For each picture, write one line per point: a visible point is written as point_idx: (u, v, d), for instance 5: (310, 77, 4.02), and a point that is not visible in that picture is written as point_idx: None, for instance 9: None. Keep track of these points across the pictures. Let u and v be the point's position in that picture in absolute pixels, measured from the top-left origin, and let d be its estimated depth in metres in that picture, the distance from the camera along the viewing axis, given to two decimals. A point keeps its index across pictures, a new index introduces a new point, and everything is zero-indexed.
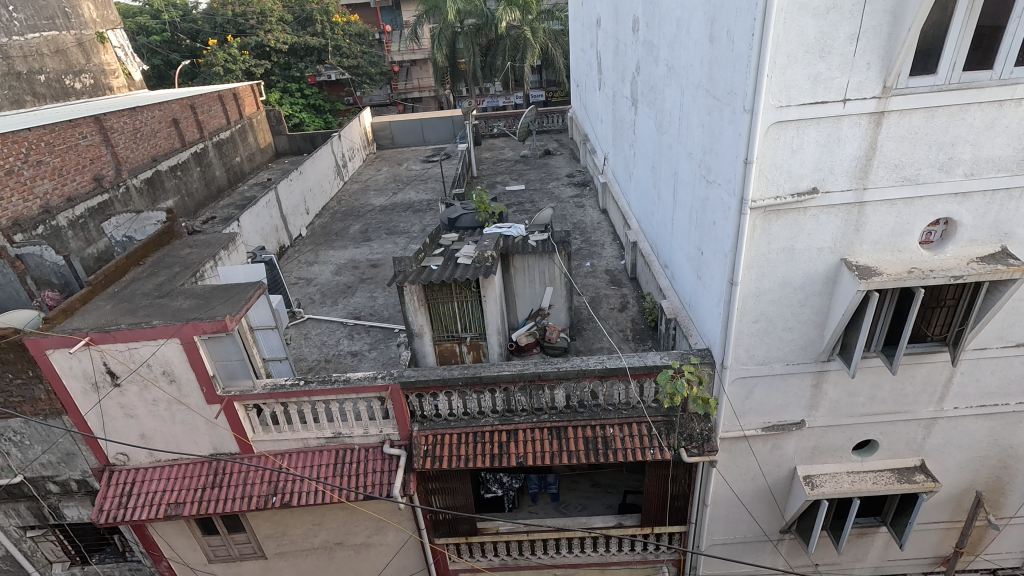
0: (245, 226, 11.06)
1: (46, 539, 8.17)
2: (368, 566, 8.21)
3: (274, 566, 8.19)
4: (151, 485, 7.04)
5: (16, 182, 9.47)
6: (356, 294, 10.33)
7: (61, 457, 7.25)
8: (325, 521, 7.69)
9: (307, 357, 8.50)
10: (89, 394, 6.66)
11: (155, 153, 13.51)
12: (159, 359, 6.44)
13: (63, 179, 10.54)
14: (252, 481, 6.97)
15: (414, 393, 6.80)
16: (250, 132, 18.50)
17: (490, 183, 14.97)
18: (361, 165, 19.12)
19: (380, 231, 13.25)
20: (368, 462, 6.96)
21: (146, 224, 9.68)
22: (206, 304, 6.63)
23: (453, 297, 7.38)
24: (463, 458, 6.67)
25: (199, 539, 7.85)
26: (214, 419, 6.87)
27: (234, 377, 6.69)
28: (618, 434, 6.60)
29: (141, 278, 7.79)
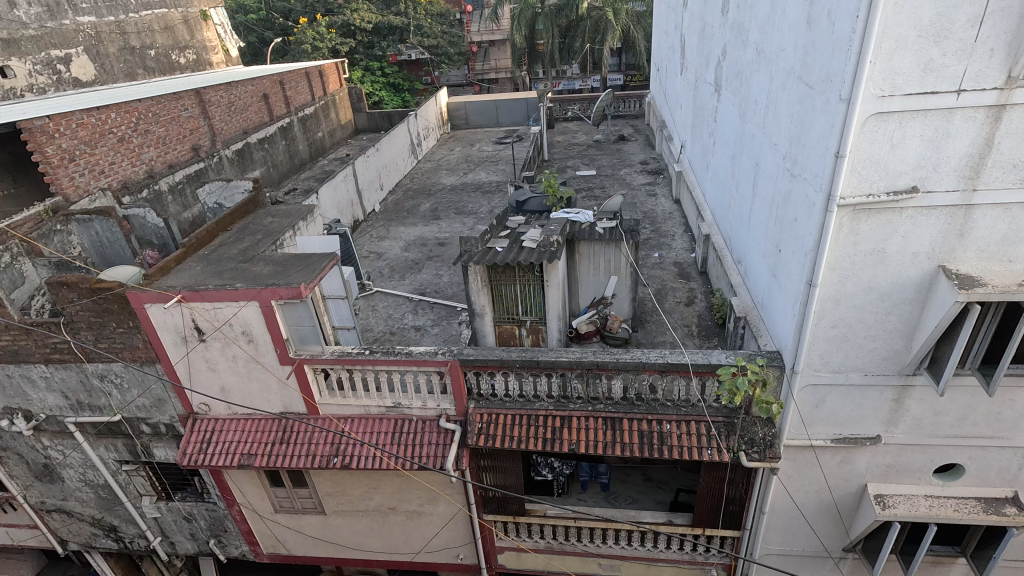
0: (324, 200, 11.59)
1: (138, 474, 9.02)
2: (418, 533, 8.53)
3: (332, 522, 8.67)
4: (228, 435, 7.62)
5: (126, 148, 10.34)
6: (423, 271, 10.61)
7: (154, 401, 7.95)
8: (381, 486, 8.03)
9: (373, 329, 8.83)
10: (179, 347, 7.26)
11: (246, 126, 14.31)
12: (240, 320, 6.90)
13: (166, 147, 11.40)
14: (317, 441, 7.38)
15: (472, 371, 6.92)
16: (332, 108, 19.24)
17: (560, 168, 14.81)
18: (434, 145, 19.43)
19: (449, 210, 13.46)
20: (424, 433, 7.20)
21: (234, 192, 10.32)
22: (284, 271, 7.01)
23: (516, 280, 7.41)
24: (515, 439, 6.76)
25: (267, 489, 8.44)
26: (286, 380, 7.31)
27: (306, 341, 7.07)
28: (675, 431, 6.43)
29: (229, 242, 8.34)
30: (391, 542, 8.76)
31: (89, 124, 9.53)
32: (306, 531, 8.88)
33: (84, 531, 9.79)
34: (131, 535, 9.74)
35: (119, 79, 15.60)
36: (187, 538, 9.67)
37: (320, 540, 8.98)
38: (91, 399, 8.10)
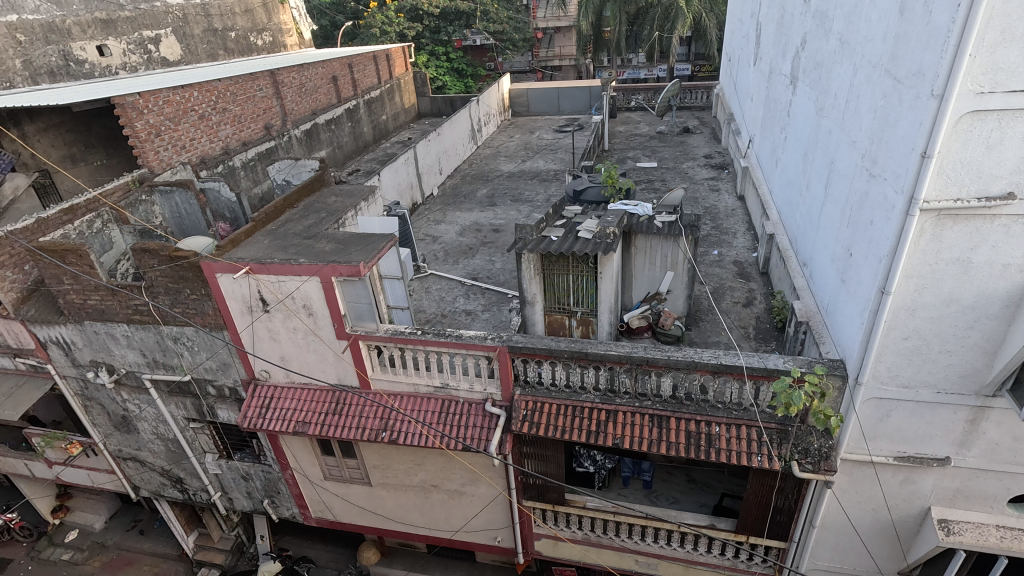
0: (385, 181, 11.86)
1: (203, 432, 9.64)
2: (458, 512, 8.72)
3: (377, 494, 9.00)
4: (285, 403, 8.01)
5: (205, 126, 10.92)
6: (476, 256, 10.71)
7: (220, 365, 8.45)
8: (425, 463, 8.25)
9: (426, 310, 9.01)
10: (245, 316, 7.67)
11: (315, 108, 14.79)
12: (302, 294, 7.21)
13: (241, 126, 11.96)
14: (367, 414, 7.66)
15: (520, 358, 6.97)
16: (397, 92, 19.58)
17: (620, 159, 14.53)
18: (494, 131, 19.47)
19: (505, 197, 13.49)
20: (469, 416, 7.32)
21: (302, 170, 10.71)
22: (345, 249, 7.24)
23: (570, 270, 7.36)
24: (559, 429, 6.77)
25: (318, 457, 8.84)
26: (342, 353, 7.60)
27: (362, 318, 7.31)
28: (724, 434, 6.26)
29: (295, 219, 8.71)
30: (432, 518, 9.01)
31: (174, 102, 10.12)
32: (352, 499, 9.26)
33: (154, 480, 10.57)
34: (194, 488, 10.44)
35: (201, 59, 16.45)
36: (243, 495, 10.27)
37: (365, 510, 9.34)
38: (165, 359, 8.68)
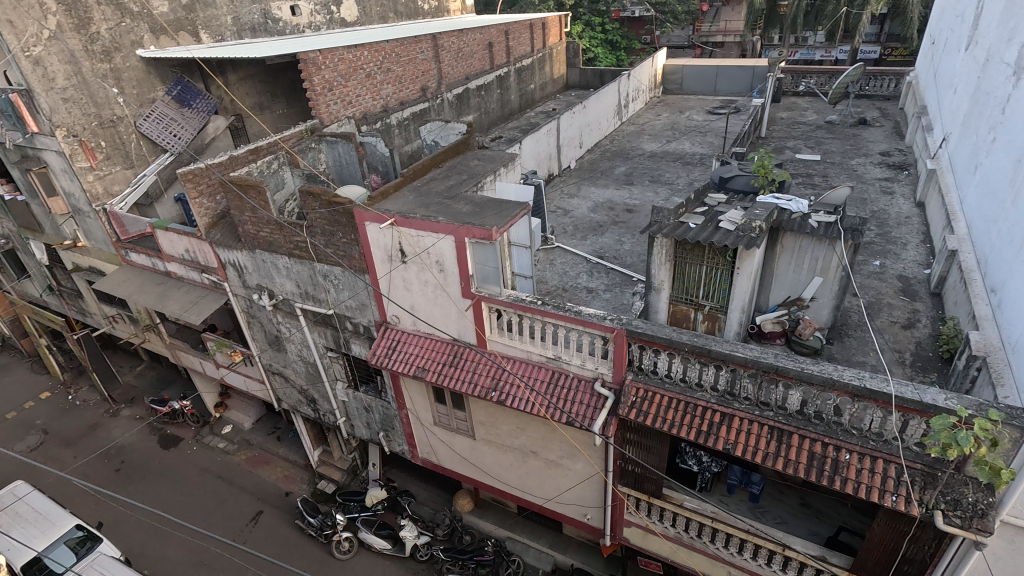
0: (526, 150, 12.01)
1: (337, 362, 10.72)
2: (552, 483, 8.92)
3: (478, 448, 9.46)
4: (409, 348, 8.66)
5: (370, 84, 11.79)
6: (605, 235, 10.54)
7: (359, 305, 9.29)
8: (527, 429, 8.48)
9: (548, 282, 9.10)
10: (385, 263, 8.34)
11: (468, 73, 15.26)
12: (437, 250, 7.63)
13: (400, 86, 12.73)
14: (480, 372, 8.01)
15: (637, 344, 6.81)
16: (548, 61, 19.55)
17: (778, 148, 13.31)
18: (641, 108, 18.73)
19: (644, 177, 13.03)
20: (577, 392, 7.35)
21: (450, 133, 11.21)
22: (481, 213, 7.50)
23: (704, 262, 6.98)
24: (667, 422, 6.56)
25: (431, 403, 9.48)
26: (465, 311, 7.98)
27: (487, 281, 7.58)
28: (855, 463, 5.63)
29: (439, 178, 9.19)
30: (526, 482, 9.32)
31: (347, 60, 11.03)
32: (455, 448, 9.85)
33: (293, 396, 12.03)
34: (324, 410, 11.72)
35: (373, 22, 17.66)
36: (363, 424, 11.34)
37: (466, 460, 9.88)
38: (315, 292, 9.71)
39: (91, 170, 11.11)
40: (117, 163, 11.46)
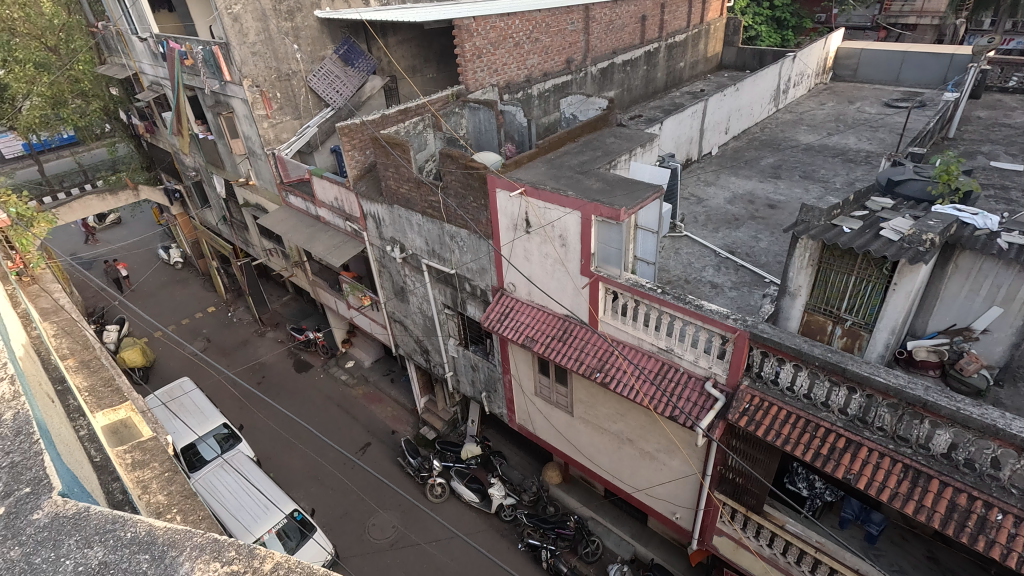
0: (666, 131, 11.49)
1: (452, 319, 11.26)
2: (645, 474, 8.76)
3: (574, 425, 9.53)
4: (522, 316, 8.88)
5: (517, 53, 11.89)
6: (741, 229, 9.86)
7: (479, 268, 9.63)
8: (627, 416, 8.37)
9: (671, 270, 8.74)
10: (510, 232, 8.54)
11: (616, 47, 14.80)
12: (562, 225, 7.64)
13: (546, 57, 12.68)
14: (587, 351, 8.01)
15: (760, 349, 6.36)
16: (703, 38, 18.36)
17: (968, 152, 11.45)
18: (803, 95, 17.01)
19: (794, 172, 11.92)
20: (686, 388, 7.07)
21: (590, 108, 11.04)
22: (611, 192, 7.36)
23: (854, 272, 6.28)
24: (781, 438, 6.09)
25: (534, 373, 9.68)
26: (581, 288, 7.96)
27: (608, 262, 7.47)
28: (1007, 526, 4.84)
29: (573, 153, 9.13)
30: (617, 468, 9.26)
31: (498, 28, 11.23)
32: (552, 421, 10.00)
33: (409, 344, 12.87)
34: (435, 361, 12.42)
35: None
36: (468, 382, 11.88)
37: (561, 435, 10.01)
38: (441, 251, 10.21)
39: (267, 118, 12.51)
40: (288, 113, 12.79)
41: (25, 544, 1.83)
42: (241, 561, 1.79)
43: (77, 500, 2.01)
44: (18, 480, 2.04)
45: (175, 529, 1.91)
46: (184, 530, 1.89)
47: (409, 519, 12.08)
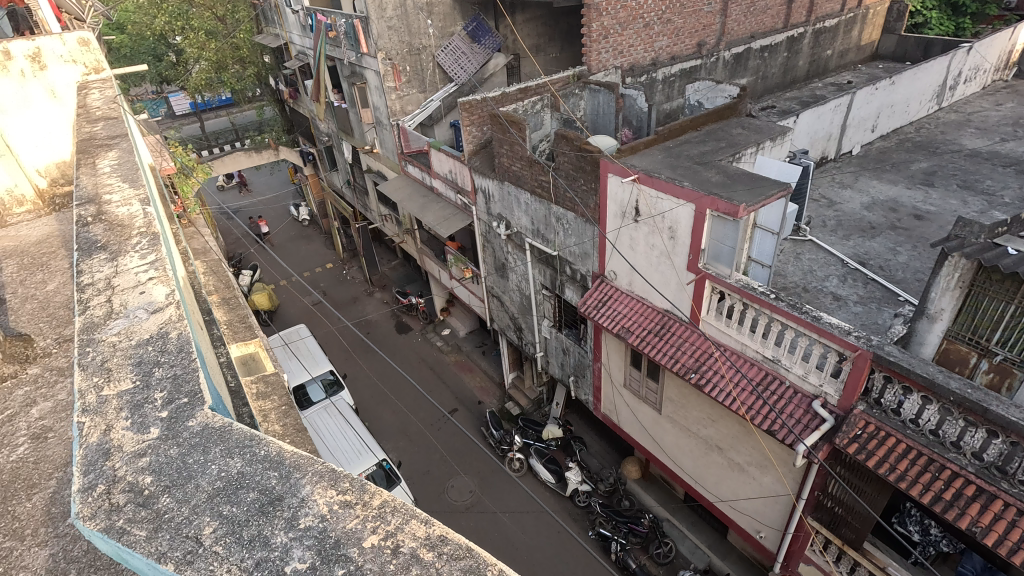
0: (801, 125, 10.57)
1: (549, 301, 11.31)
2: (731, 485, 8.36)
3: (661, 423, 9.27)
4: (619, 306, 8.74)
5: (645, 35, 11.43)
6: (876, 239, 8.90)
7: (582, 253, 9.55)
8: (719, 422, 7.99)
9: (788, 276, 8.11)
10: (617, 219, 8.38)
11: (755, 31, 13.73)
12: (673, 217, 7.35)
13: (677, 40, 12.05)
14: (684, 350, 7.71)
15: (883, 373, 5.73)
16: (858, 24, 16.53)
17: None
18: (975, 92, 14.83)
19: (950, 180, 10.51)
20: (789, 404, 6.59)
21: (718, 95, 10.42)
22: (731, 186, 6.94)
23: (1013, 300, 5.45)
24: (895, 473, 5.48)
25: (626, 365, 9.51)
26: (685, 284, 7.65)
27: (718, 259, 7.08)
28: None
29: (693, 142, 8.71)
30: (701, 474, 8.91)
31: (629, 8, 10.86)
32: (638, 415, 9.80)
33: (504, 320, 13.13)
34: (527, 340, 12.56)
35: None
36: (557, 364, 11.90)
37: (645, 431, 9.80)
38: (545, 232, 10.22)
39: (395, 90, 13.14)
40: (414, 87, 13.38)
41: (183, 445, 2.09)
42: (353, 492, 1.89)
43: (224, 415, 2.27)
44: (180, 390, 2.35)
45: (301, 454, 2.06)
46: (308, 456, 2.04)
47: (486, 486, 12.52)
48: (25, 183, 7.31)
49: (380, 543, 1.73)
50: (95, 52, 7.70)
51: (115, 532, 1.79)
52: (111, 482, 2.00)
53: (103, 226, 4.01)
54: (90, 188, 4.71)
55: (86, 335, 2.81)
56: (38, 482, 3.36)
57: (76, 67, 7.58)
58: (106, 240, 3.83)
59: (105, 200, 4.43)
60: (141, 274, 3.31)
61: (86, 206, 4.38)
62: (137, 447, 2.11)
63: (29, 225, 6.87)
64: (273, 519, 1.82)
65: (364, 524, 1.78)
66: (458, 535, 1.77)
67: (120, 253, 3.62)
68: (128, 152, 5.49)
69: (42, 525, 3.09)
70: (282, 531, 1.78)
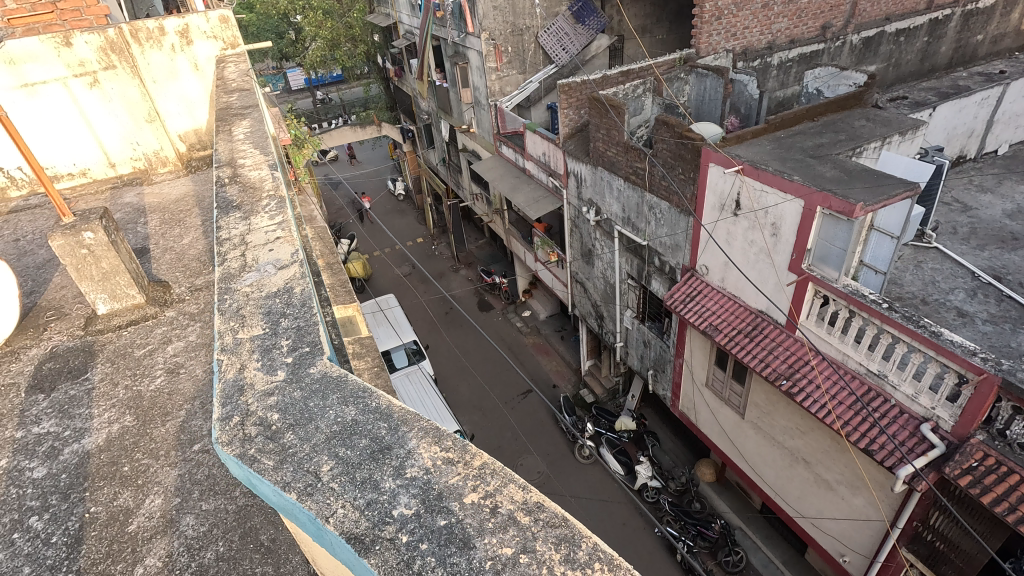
0: (938, 119, 9.50)
1: (634, 291, 11.06)
2: (816, 502, 7.86)
3: (743, 428, 8.87)
4: (709, 303, 8.41)
5: (763, 16, 10.69)
6: (1018, 252, 7.88)
7: (673, 245, 9.23)
8: (808, 435, 7.52)
9: (905, 285, 7.39)
10: (715, 211, 8.01)
11: (892, 12, 12.42)
12: (778, 212, 6.91)
13: (799, 21, 11.14)
14: (776, 355, 7.29)
15: (1011, 403, 5.11)
16: (1020, 5, 14.48)
17: None
18: None
19: None
20: (893, 424, 6.06)
21: (842, 83, 9.62)
22: (848, 183, 6.40)
23: None
24: (1016, 514, 4.90)
25: (710, 364, 9.16)
26: (785, 285, 7.20)
27: (825, 261, 6.57)
28: None
29: (808, 134, 8.10)
30: (782, 486, 8.45)
31: None
32: (718, 417, 9.44)
33: (586, 306, 13.02)
34: (607, 329, 12.40)
35: None
36: (636, 356, 11.67)
37: (725, 434, 9.42)
38: (636, 220, 9.97)
39: (496, 71, 13.26)
40: (515, 67, 13.42)
41: (305, 390, 2.32)
42: (455, 451, 1.99)
43: (340, 366, 2.49)
44: (303, 340, 2.60)
45: (408, 411, 2.20)
46: (415, 413, 2.18)
47: (554, 469, 12.63)
48: (169, 147, 8.23)
49: (480, 502, 1.80)
50: (233, 29, 8.36)
51: (247, 458, 2.00)
52: (243, 414, 2.24)
53: (237, 188, 4.44)
54: (226, 153, 5.21)
55: (224, 284, 3.16)
56: (170, 410, 3.83)
57: (215, 43, 8.30)
58: (240, 200, 4.24)
59: (238, 164, 4.88)
60: (269, 233, 3.64)
61: (223, 168, 4.85)
62: (266, 386, 2.35)
63: (170, 184, 7.71)
64: (382, 465, 1.95)
65: (465, 481, 1.87)
66: (554, 504, 1.80)
67: (251, 213, 4.00)
68: (258, 121, 5.98)
69: (173, 448, 3.54)
70: (390, 477, 1.91)
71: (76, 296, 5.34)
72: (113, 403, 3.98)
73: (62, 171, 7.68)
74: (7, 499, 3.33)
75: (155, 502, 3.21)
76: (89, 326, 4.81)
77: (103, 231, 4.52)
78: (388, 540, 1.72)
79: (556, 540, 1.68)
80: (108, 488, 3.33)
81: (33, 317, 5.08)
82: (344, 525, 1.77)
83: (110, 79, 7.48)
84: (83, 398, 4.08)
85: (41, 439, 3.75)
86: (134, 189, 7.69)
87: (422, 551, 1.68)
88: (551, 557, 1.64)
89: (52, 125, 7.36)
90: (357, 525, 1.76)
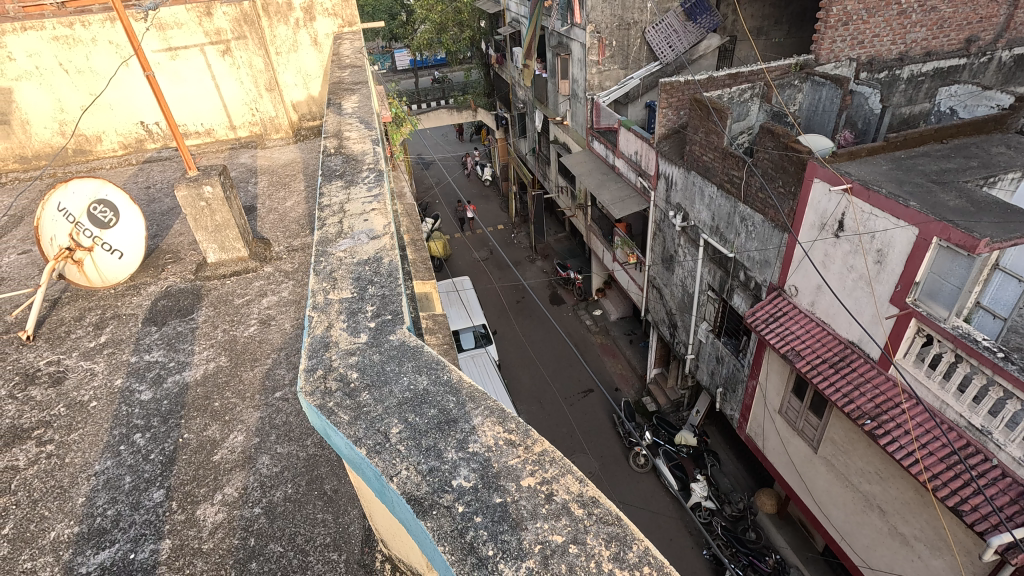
0: None
1: (713, 303, 10.61)
2: (887, 555, 7.28)
3: (813, 463, 8.34)
4: (794, 327, 7.93)
5: (899, 23, 9.73)
6: None
7: (762, 260, 8.76)
8: (888, 482, 6.95)
9: None
10: (814, 230, 7.50)
11: None
12: (886, 238, 6.37)
13: (939, 32, 10.08)
14: (863, 391, 6.75)
15: None
16: None
17: None
18: None
19: None
20: (993, 487, 5.45)
21: (980, 103, 8.77)
22: (974, 216, 5.77)
23: None
24: None
25: (786, 391, 8.66)
26: (884, 318, 6.65)
27: (934, 297, 6.00)
28: None
29: (933, 156, 7.38)
30: (850, 531, 7.88)
31: None
32: (787, 447, 8.91)
33: (660, 312, 12.66)
34: (679, 339, 11.99)
35: None
36: (707, 370, 11.22)
37: (792, 466, 8.89)
38: (725, 230, 9.51)
39: (597, 64, 13.07)
40: (617, 62, 13.16)
41: (384, 353, 2.45)
42: (518, 434, 2.03)
43: (417, 337, 2.60)
44: (386, 308, 2.74)
45: (477, 388, 2.27)
46: (483, 391, 2.24)
47: (606, 472, 12.50)
48: (283, 115, 8.61)
49: (536, 487, 1.83)
50: (352, 8, 8.79)
51: (326, 410, 2.14)
52: (326, 368, 2.39)
53: (341, 158, 4.71)
54: (334, 125, 5.52)
55: (321, 247, 3.37)
56: (259, 357, 4.17)
57: (334, 20, 8.72)
58: (342, 169, 4.50)
59: (344, 137, 5.17)
60: (365, 204, 3.84)
61: (330, 139, 5.15)
62: (349, 346, 2.50)
63: (281, 150, 8.27)
64: (447, 436, 2.03)
65: (524, 465, 1.91)
66: (608, 502, 1.80)
67: (351, 182, 4.24)
68: (366, 98, 6.29)
69: (258, 392, 3.85)
70: (453, 449, 1.98)
71: (191, 244, 5.88)
72: (212, 342, 4.39)
73: (191, 129, 8.53)
74: (119, 414, 3.78)
75: (238, 438, 3.52)
76: (199, 272, 5.30)
77: (220, 186, 4.96)
78: (444, 507, 1.79)
79: (607, 537, 1.68)
80: (200, 419, 3.68)
81: (155, 257, 5.67)
82: (406, 486, 1.86)
83: (240, 48, 8.07)
84: (187, 334, 4.52)
85: (151, 366, 4.21)
86: (249, 151, 8.35)
87: (475, 524, 1.73)
88: (600, 553, 1.63)
89: (189, 86, 8.22)
90: (417, 489, 1.85)
